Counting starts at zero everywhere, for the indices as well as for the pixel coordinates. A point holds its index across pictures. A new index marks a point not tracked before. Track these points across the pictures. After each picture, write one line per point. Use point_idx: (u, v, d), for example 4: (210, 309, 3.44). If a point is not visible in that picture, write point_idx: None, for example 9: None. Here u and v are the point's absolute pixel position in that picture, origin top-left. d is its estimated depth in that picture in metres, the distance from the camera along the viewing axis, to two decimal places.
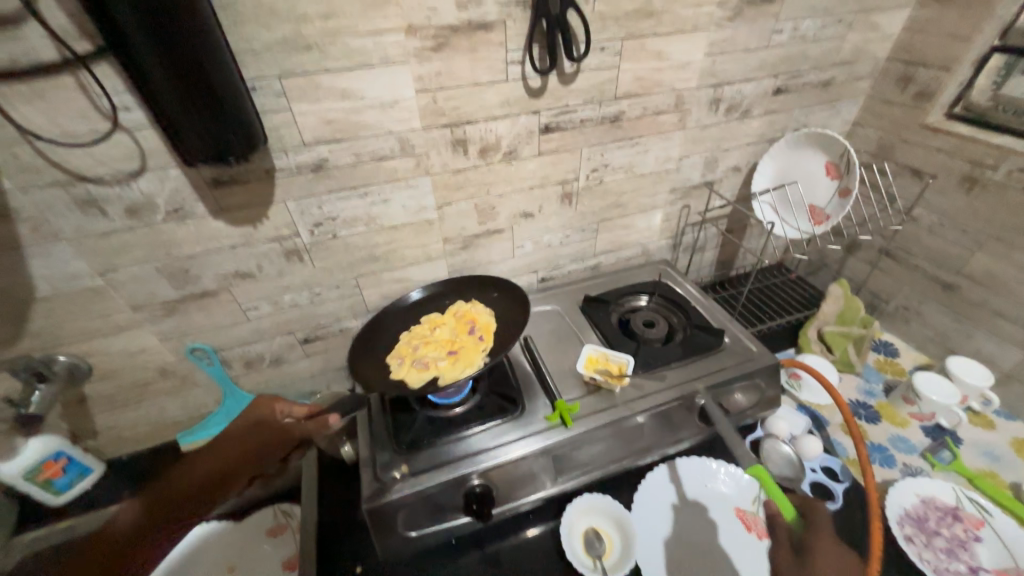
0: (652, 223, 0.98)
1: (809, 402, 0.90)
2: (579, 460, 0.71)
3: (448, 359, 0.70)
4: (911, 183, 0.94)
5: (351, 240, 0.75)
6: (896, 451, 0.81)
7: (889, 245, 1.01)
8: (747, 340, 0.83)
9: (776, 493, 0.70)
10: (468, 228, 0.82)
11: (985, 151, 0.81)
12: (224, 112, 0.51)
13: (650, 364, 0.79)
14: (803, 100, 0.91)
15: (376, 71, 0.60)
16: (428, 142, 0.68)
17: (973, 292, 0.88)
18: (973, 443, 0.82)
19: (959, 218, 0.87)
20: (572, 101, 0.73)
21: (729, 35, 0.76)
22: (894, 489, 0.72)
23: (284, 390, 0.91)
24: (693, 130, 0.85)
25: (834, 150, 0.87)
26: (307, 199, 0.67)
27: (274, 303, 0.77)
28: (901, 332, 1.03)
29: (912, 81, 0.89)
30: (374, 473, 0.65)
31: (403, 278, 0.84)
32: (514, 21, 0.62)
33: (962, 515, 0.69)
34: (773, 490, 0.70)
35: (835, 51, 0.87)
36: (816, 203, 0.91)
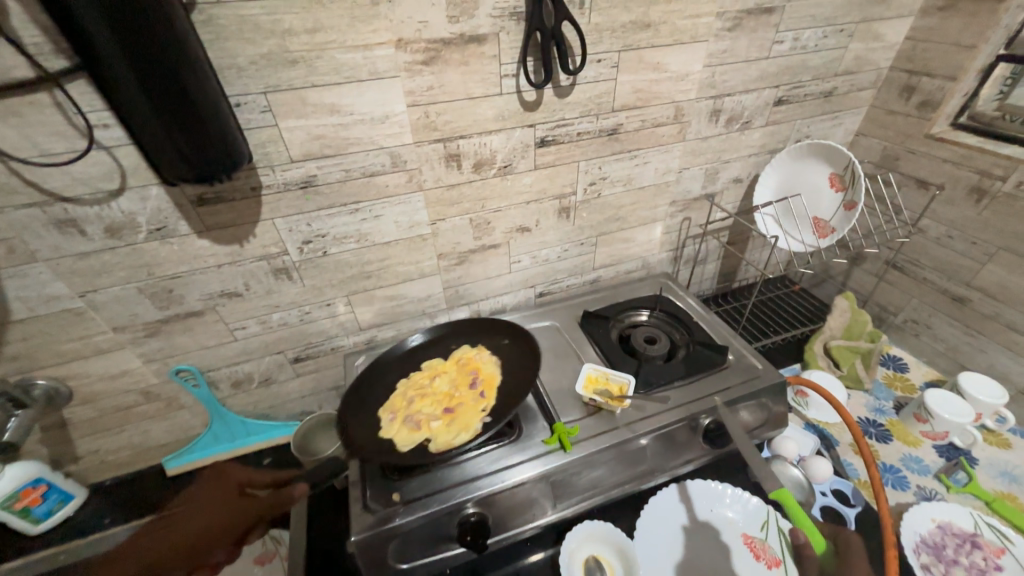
0: (653, 236, 0.96)
1: (818, 421, 0.87)
2: (579, 485, 0.68)
3: (443, 420, 0.69)
4: (918, 193, 0.92)
5: (342, 257, 0.72)
6: (909, 472, 0.78)
7: (896, 257, 0.98)
8: (752, 357, 0.81)
9: (804, 522, 0.62)
10: (463, 243, 0.80)
11: (994, 162, 0.79)
12: (204, 130, 0.49)
13: (652, 382, 0.76)
14: (804, 111, 0.89)
15: (366, 86, 0.58)
16: (420, 156, 0.66)
17: (984, 306, 0.85)
18: (989, 463, 0.79)
19: (968, 230, 0.85)
20: (568, 113, 0.71)
21: (728, 46, 0.74)
22: (908, 513, 0.69)
23: (275, 410, 0.88)
24: (692, 142, 0.84)
25: (838, 161, 0.85)
26: (295, 216, 0.65)
27: (263, 322, 0.75)
28: (910, 346, 1.00)
29: (915, 90, 0.88)
30: (364, 502, 0.62)
31: (396, 295, 0.81)
32: (507, 34, 0.61)
33: (981, 541, 0.66)
34: (802, 519, 0.62)
35: (837, 61, 0.85)
36: (820, 215, 0.88)
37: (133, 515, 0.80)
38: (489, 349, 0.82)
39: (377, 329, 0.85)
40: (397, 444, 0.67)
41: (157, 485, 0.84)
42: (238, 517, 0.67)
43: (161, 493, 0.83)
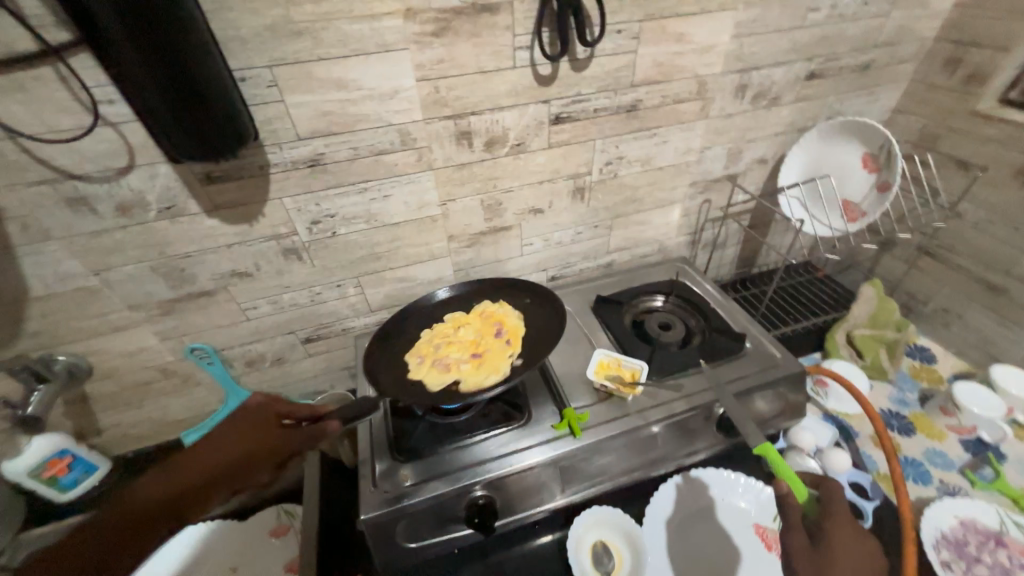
0: (670, 218, 0.93)
1: (836, 412, 0.84)
2: (588, 471, 0.67)
3: (472, 363, 0.69)
4: (957, 175, 0.86)
5: (351, 238, 0.71)
6: (932, 467, 0.75)
7: (929, 243, 0.93)
8: (770, 345, 0.78)
9: (786, 471, 0.57)
10: (474, 225, 0.78)
11: None
12: (208, 105, 0.47)
13: (666, 369, 0.74)
14: (838, 85, 0.84)
15: (373, 59, 0.56)
16: (430, 134, 0.64)
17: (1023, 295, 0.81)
18: (1019, 460, 0.76)
19: (1011, 214, 0.80)
20: (584, 88, 0.68)
21: (758, 14, 0.69)
22: (930, 510, 0.67)
23: (288, 389, 0.90)
24: (715, 119, 0.79)
25: (873, 141, 0.80)
26: (303, 196, 0.64)
27: (274, 302, 0.75)
28: (938, 337, 0.96)
29: (961, 62, 0.81)
30: (373, 481, 0.62)
31: (407, 277, 0.81)
32: (521, 3, 0.57)
33: (1005, 540, 0.64)
34: (783, 467, 0.57)
35: (877, 30, 0.79)
36: (850, 197, 0.84)
37: None
38: (512, 304, 0.80)
39: (387, 311, 0.84)
40: (428, 385, 0.67)
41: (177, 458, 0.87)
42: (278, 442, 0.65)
43: None
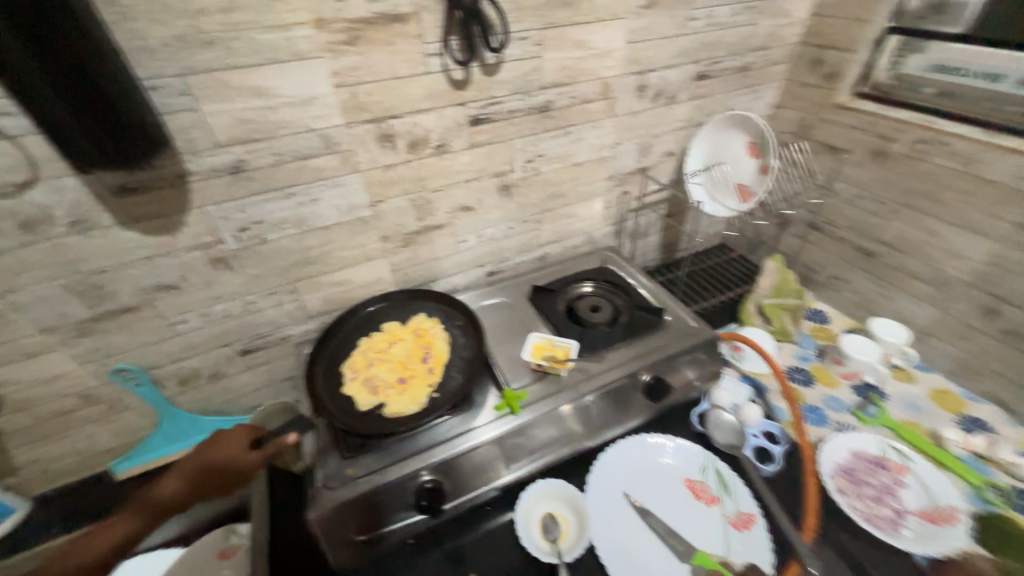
0: (594, 210, 1.00)
1: (751, 372, 0.93)
2: (531, 446, 0.72)
3: (396, 388, 0.72)
4: (829, 158, 1.00)
5: (282, 244, 0.72)
6: (829, 410, 0.86)
7: (815, 219, 1.07)
8: (687, 316, 0.87)
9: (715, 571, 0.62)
10: (407, 225, 0.81)
11: (890, 125, 0.87)
12: (117, 115, 0.48)
13: (595, 347, 0.81)
14: (725, 84, 0.95)
15: (288, 67, 0.58)
16: (353, 138, 0.67)
17: (888, 257, 0.95)
18: (899, 397, 0.88)
19: (872, 190, 0.94)
20: (498, 91, 0.73)
21: (647, 23, 0.78)
22: (828, 445, 0.77)
23: (228, 405, 0.87)
24: (623, 117, 0.88)
25: (753, 131, 0.92)
26: (227, 203, 0.65)
27: (205, 314, 0.74)
28: (831, 300, 1.09)
29: (822, 63, 0.95)
30: (319, 480, 0.63)
31: (344, 280, 0.82)
32: (429, 13, 0.62)
33: (887, 463, 0.75)
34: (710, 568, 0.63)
35: (750, 36, 0.91)
36: (742, 181, 0.94)
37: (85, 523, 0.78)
38: (443, 324, 0.82)
39: (326, 316, 0.85)
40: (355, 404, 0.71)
41: (109, 492, 0.82)
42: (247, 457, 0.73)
43: (114, 500, 0.81)
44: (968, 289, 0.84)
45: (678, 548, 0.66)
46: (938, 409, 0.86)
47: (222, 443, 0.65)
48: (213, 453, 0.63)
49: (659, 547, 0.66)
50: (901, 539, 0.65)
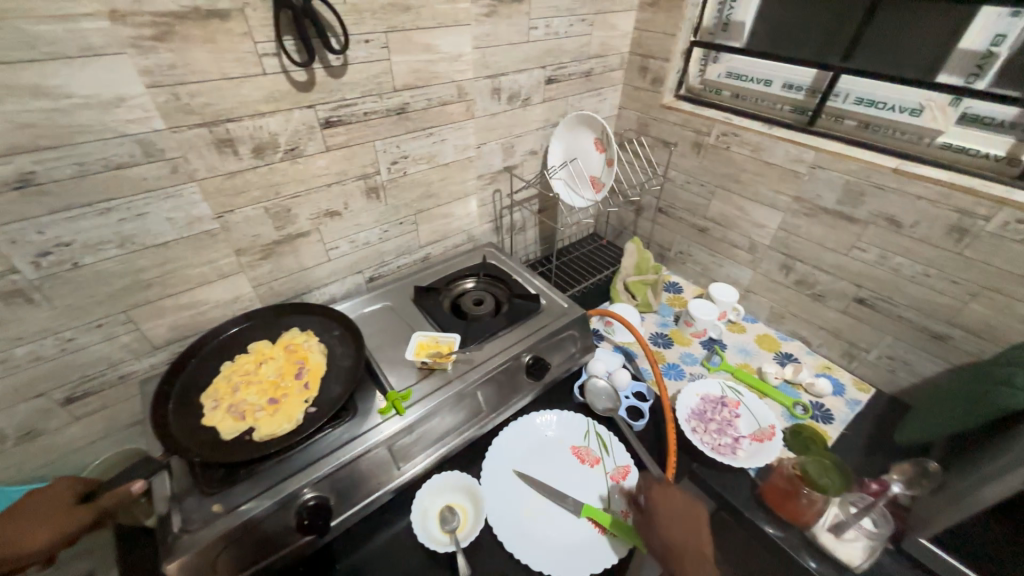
0: (470, 209, 1.04)
1: (623, 342, 1.05)
2: (422, 443, 0.72)
3: (267, 409, 0.67)
4: (664, 152, 1.17)
5: (103, 267, 0.63)
6: (684, 365, 1.00)
7: (661, 204, 1.24)
8: (561, 299, 0.94)
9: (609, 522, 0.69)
10: (264, 235, 0.76)
11: (702, 122, 1.05)
12: None
13: (478, 338, 0.84)
14: (572, 88, 1.06)
15: (79, 64, 0.51)
16: (180, 143, 0.61)
17: (716, 232, 1.14)
18: (734, 345, 1.07)
19: (697, 176, 1.12)
20: (348, 93, 0.72)
21: (491, 30, 0.84)
22: (683, 394, 0.90)
23: (54, 468, 0.73)
24: (483, 119, 0.93)
25: (596, 128, 1.02)
26: (15, 224, 0.54)
27: (1, 362, 0.61)
28: (682, 272, 1.28)
29: (648, 70, 1.11)
30: (179, 524, 0.56)
31: (194, 302, 0.74)
32: (254, 11, 0.59)
33: (727, 400, 0.90)
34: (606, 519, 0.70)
35: (587, 46, 1.03)
36: (594, 173, 1.05)
37: None
38: (319, 336, 0.79)
39: (177, 345, 0.76)
40: (219, 435, 0.64)
41: None
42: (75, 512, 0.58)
43: None
44: (770, 251, 1.05)
45: (567, 509, 0.72)
46: (762, 350, 1.06)
47: (40, 497, 0.59)
48: (24, 510, 0.57)
49: (551, 512, 0.72)
50: (739, 460, 0.79)
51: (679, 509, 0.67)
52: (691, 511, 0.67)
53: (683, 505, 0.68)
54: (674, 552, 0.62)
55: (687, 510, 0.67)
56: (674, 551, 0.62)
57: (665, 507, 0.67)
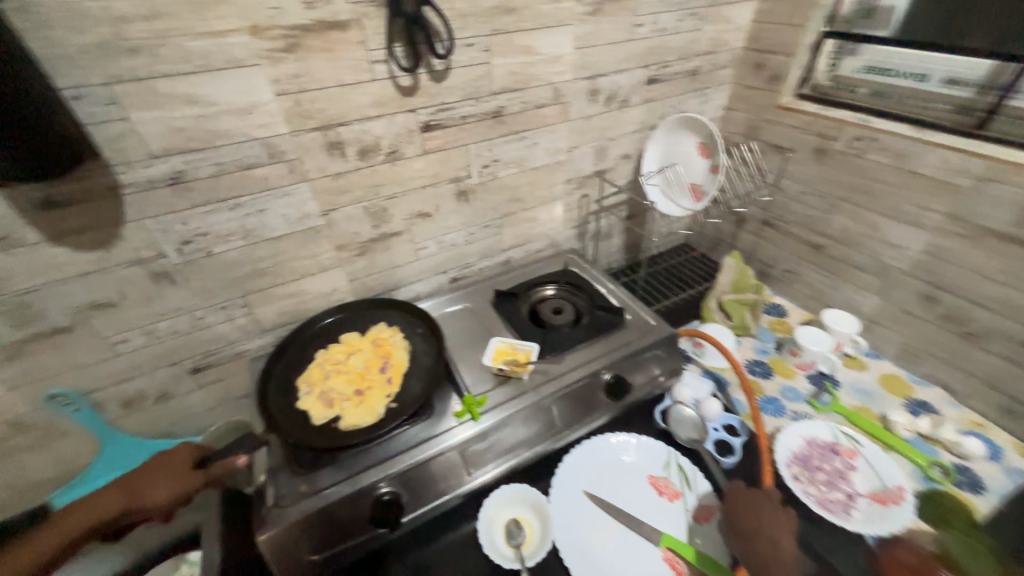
0: (555, 214, 1.01)
1: (712, 367, 0.95)
2: (493, 452, 0.71)
3: (353, 400, 0.70)
4: (777, 158, 1.04)
5: (229, 256, 0.70)
6: (785, 400, 0.88)
7: (768, 216, 1.11)
8: (647, 315, 0.88)
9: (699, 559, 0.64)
10: (362, 233, 0.80)
11: (828, 124, 0.91)
12: (31, 123, 0.45)
13: (556, 348, 0.81)
14: (675, 89, 0.99)
15: (223, 75, 0.57)
16: (298, 146, 0.66)
17: (836, 250, 0.99)
18: (849, 384, 0.91)
19: (817, 186, 0.98)
20: (448, 97, 0.73)
21: (593, 29, 0.80)
22: (783, 434, 0.79)
23: (180, 427, 0.84)
24: (576, 122, 0.89)
25: (704, 132, 0.94)
26: (166, 216, 0.62)
27: (148, 332, 0.70)
28: (787, 294, 1.13)
29: (765, 67, 0.99)
30: (271, 498, 0.61)
31: (298, 291, 0.80)
32: (370, 20, 0.62)
33: (839, 448, 0.77)
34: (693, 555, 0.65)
35: (696, 42, 0.95)
36: (695, 180, 0.97)
37: None
38: (403, 332, 0.81)
39: (282, 329, 0.83)
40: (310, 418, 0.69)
41: None
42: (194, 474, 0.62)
43: None
44: (907, 278, 0.88)
45: (641, 545, 0.66)
46: (886, 393, 0.89)
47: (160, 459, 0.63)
48: (150, 468, 0.61)
49: (622, 545, 0.66)
50: (852, 523, 0.66)
51: (758, 501, 0.65)
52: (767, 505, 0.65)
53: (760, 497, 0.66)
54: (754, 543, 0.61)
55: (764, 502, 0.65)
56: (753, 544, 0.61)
57: (744, 502, 0.65)
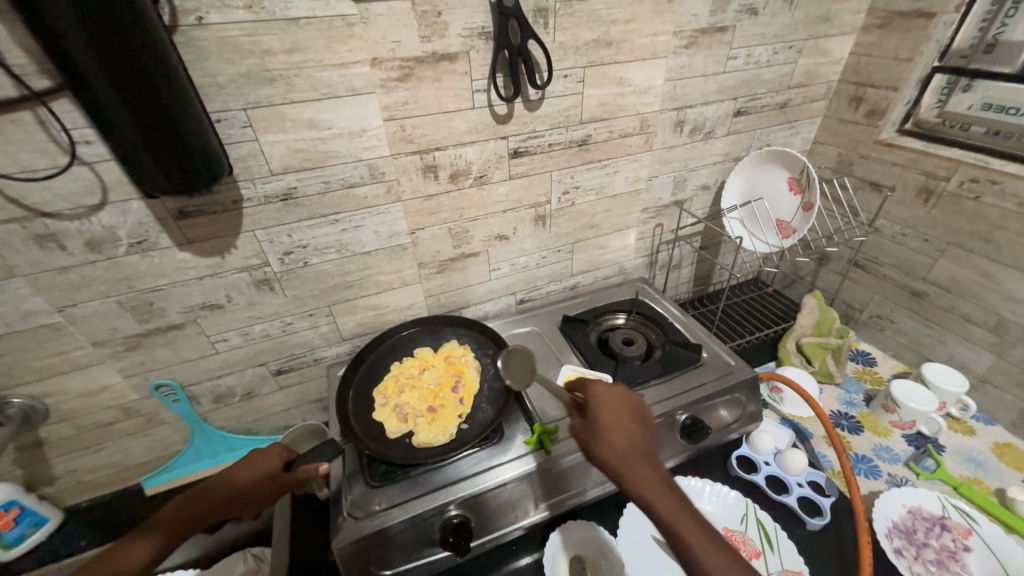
0: (627, 242, 1.00)
1: (792, 416, 0.89)
2: (559, 486, 0.69)
3: (426, 417, 0.71)
4: (872, 196, 0.98)
5: (323, 268, 0.74)
6: (880, 461, 0.80)
7: (857, 256, 1.04)
8: (725, 354, 0.84)
9: None
10: (443, 252, 0.82)
11: (936, 164, 0.85)
12: (186, 145, 0.50)
13: (630, 381, 0.78)
14: (762, 121, 0.96)
15: (343, 101, 0.61)
16: (398, 168, 0.69)
17: (940, 299, 0.91)
18: (955, 450, 0.82)
19: (920, 228, 0.91)
20: (539, 125, 0.75)
21: (686, 62, 0.80)
22: (881, 500, 0.71)
23: (259, 424, 0.88)
24: (659, 151, 0.89)
25: (795, 166, 0.90)
26: (275, 228, 0.67)
27: (245, 334, 0.75)
28: (877, 341, 1.05)
29: (863, 101, 0.94)
30: (346, 509, 0.62)
31: (379, 304, 0.83)
32: (478, 53, 0.65)
33: (949, 524, 0.68)
34: None
35: (789, 75, 0.92)
36: (782, 217, 0.94)
37: (113, 538, 0.79)
38: (474, 352, 0.81)
39: (359, 339, 0.86)
40: (385, 431, 0.70)
41: (138, 508, 0.83)
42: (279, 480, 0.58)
43: (143, 515, 0.82)
44: None
45: None
46: (1002, 465, 0.80)
47: (250, 461, 0.58)
48: (239, 472, 0.57)
49: None
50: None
51: (623, 411, 0.59)
52: (624, 403, 0.61)
53: (626, 404, 0.60)
54: (625, 456, 0.55)
55: (633, 408, 0.60)
56: (621, 457, 0.55)
57: (605, 414, 0.59)
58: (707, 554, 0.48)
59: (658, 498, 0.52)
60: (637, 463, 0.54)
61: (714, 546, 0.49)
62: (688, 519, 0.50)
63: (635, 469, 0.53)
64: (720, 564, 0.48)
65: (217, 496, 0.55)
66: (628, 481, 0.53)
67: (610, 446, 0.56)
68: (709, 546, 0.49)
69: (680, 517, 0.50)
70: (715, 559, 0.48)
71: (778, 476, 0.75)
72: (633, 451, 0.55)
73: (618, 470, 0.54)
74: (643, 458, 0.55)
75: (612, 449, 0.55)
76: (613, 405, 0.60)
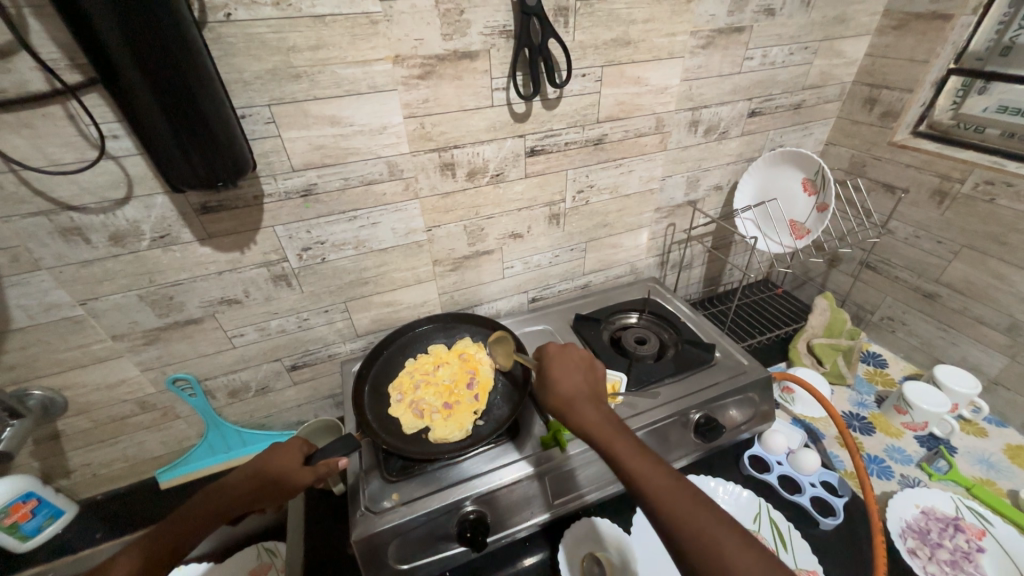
0: (639, 241, 1.00)
1: (803, 416, 0.89)
2: (577, 483, 0.69)
3: (442, 413, 0.71)
4: (885, 197, 0.98)
5: (340, 264, 0.74)
6: (892, 462, 0.81)
7: (869, 258, 1.04)
8: (738, 354, 0.84)
9: None
10: (458, 249, 0.82)
11: (952, 166, 0.85)
12: (215, 141, 0.51)
13: (644, 380, 0.78)
14: (776, 122, 0.96)
15: (364, 98, 0.61)
16: (416, 165, 0.70)
17: (953, 301, 0.91)
18: (967, 452, 0.83)
19: (933, 231, 0.91)
20: (556, 124, 0.75)
21: (703, 61, 0.80)
22: (894, 500, 0.72)
23: (272, 419, 0.89)
24: (674, 151, 0.89)
25: (809, 167, 0.91)
26: (295, 223, 0.67)
27: (261, 329, 0.76)
28: (887, 343, 1.05)
29: (877, 102, 0.95)
30: (365, 503, 0.62)
31: (393, 301, 0.83)
32: (498, 51, 0.65)
33: (962, 524, 0.68)
34: None
35: (804, 76, 0.92)
36: (795, 217, 0.94)
37: (127, 531, 0.80)
38: (488, 350, 0.81)
39: (373, 336, 0.87)
40: (401, 426, 0.70)
41: (152, 500, 0.84)
42: (289, 481, 0.57)
43: (157, 507, 0.82)
44: None
45: None
46: (1015, 468, 0.80)
47: (266, 458, 0.58)
48: (255, 467, 0.57)
49: None
50: None
51: (571, 363, 0.67)
52: (575, 363, 0.67)
53: (576, 358, 0.67)
54: (565, 397, 0.62)
55: (582, 362, 0.67)
56: (565, 399, 0.61)
57: (555, 366, 0.66)
58: (638, 469, 0.51)
59: (593, 428, 0.57)
60: (576, 402, 0.61)
61: (642, 459, 0.52)
62: (619, 439, 0.55)
63: (575, 407, 0.60)
64: (651, 477, 0.50)
65: (232, 496, 0.55)
66: (569, 418, 0.60)
67: (554, 391, 0.63)
68: (639, 459, 0.52)
69: (612, 439, 0.55)
70: (641, 467, 0.51)
71: (790, 476, 0.75)
72: (576, 394, 0.62)
73: (561, 410, 0.61)
74: (584, 398, 0.61)
75: (557, 394, 0.62)
76: (562, 359, 0.67)
